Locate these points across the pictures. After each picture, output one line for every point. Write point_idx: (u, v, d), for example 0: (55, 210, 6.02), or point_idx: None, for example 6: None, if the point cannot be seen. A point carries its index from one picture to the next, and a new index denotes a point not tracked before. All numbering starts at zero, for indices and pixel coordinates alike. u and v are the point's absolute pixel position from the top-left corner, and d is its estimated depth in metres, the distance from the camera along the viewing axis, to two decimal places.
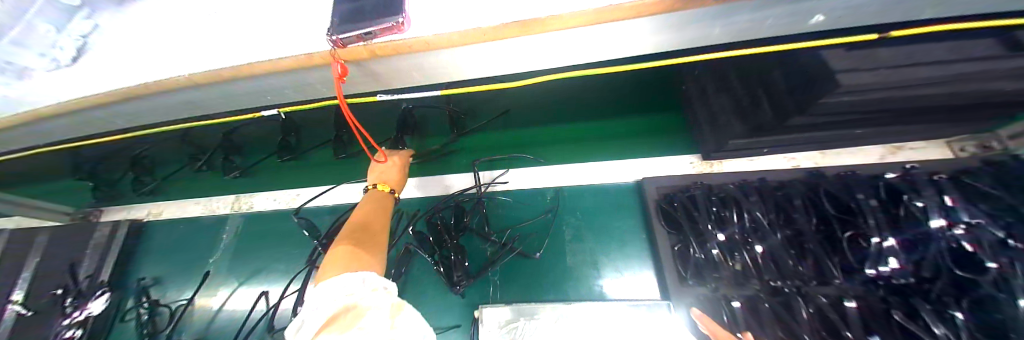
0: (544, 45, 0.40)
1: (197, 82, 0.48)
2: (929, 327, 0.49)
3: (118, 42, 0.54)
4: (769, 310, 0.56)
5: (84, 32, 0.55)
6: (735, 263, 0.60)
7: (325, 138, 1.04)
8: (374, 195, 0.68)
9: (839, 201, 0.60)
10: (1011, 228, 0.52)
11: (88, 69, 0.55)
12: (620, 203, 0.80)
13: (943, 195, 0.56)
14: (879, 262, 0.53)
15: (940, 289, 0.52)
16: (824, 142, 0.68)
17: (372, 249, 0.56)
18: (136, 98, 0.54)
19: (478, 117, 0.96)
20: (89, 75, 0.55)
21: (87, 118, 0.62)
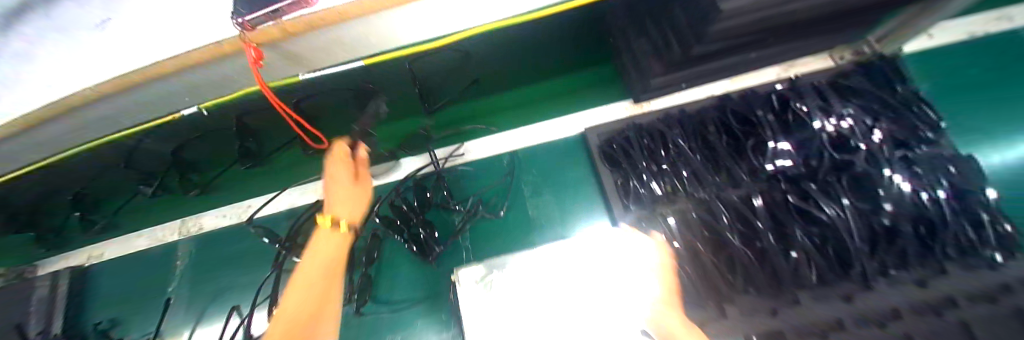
0: (450, 4, 0.43)
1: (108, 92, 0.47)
2: (818, 204, 0.59)
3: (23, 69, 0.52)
4: (697, 218, 0.66)
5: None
6: (667, 185, 0.70)
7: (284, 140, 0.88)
8: (330, 234, 0.50)
9: (744, 117, 0.69)
10: (880, 114, 0.65)
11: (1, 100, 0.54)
12: (568, 154, 0.86)
13: (823, 99, 0.67)
14: (774, 161, 0.64)
15: (824, 173, 0.61)
16: (729, 71, 0.77)
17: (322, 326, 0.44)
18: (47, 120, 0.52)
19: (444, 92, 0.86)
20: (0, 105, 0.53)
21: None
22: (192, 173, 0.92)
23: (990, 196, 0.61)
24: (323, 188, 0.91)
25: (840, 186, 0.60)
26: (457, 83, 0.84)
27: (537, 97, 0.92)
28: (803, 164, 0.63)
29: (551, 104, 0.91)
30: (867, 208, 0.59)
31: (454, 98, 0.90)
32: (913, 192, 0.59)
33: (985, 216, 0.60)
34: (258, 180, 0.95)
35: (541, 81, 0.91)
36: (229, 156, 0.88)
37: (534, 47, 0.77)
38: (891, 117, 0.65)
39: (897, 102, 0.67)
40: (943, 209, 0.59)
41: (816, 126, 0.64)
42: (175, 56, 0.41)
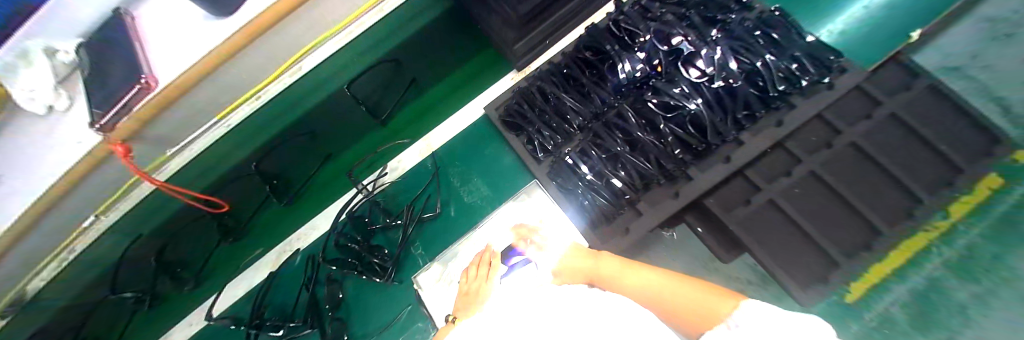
0: (286, 32, 0.53)
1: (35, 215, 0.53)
2: (668, 96, 0.70)
3: None
4: (592, 147, 0.75)
5: None
6: (562, 129, 0.80)
7: (256, 204, 0.90)
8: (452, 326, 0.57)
9: (596, 49, 0.80)
10: (693, 4, 0.77)
11: None
12: (478, 138, 0.93)
13: (646, 12, 0.78)
14: (625, 74, 0.73)
15: (667, 70, 0.72)
16: (575, 18, 0.88)
17: None
18: None
19: (388, 101, 0.92)
20: None
21: None
22: (182, 268, 0.87)
23: (806, 39, 0.72)
24: (273, 258, 0.94)
25: (684, 79, 0.70)
26: (398, 90, 0.93)
27: (436, 99, 0.96)
28: (649, 69, 0.73)
29: (451, 98, 0.96)
30: (715, 72, 0.69)
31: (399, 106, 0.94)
32: (744, 60, 0.70)
33: (800, 54, 0.71)
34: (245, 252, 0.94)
35: (443, 79, 0.95)
36: (212, 236, 0.88)
37: (436, 34, 0.89)
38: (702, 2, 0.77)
39: None
40: (769, 63, 0.70)
41: (646, 40, 0.74)
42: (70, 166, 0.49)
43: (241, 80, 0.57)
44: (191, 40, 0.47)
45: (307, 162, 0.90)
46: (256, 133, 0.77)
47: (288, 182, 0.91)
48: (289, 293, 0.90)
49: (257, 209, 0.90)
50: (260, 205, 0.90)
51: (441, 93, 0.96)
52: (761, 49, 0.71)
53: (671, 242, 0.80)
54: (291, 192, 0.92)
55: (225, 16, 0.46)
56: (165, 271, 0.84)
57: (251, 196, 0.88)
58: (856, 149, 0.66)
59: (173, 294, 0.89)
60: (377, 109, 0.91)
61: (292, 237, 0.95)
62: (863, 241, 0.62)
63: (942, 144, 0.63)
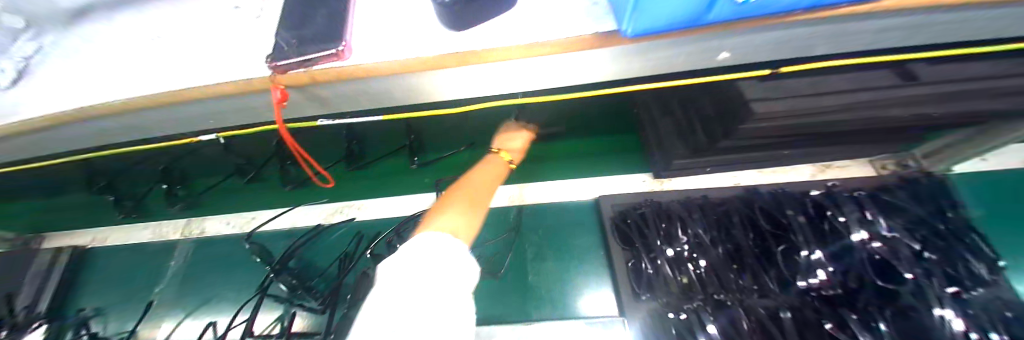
0: (509, 70, 0.41)
1: (149, 104, 0.47)
2: (857, 336, 0.53)
3: (66, 73, 0.50)
4: (716, 323, 0.58)
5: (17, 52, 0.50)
6: (683, 277, 0.63)
7: (396, 146, 0.95)
8: (498, 163, 0.64)
9: (773, 217, 0.65)
10: (926, 240, 0.60)
11: (32, 92, 0.50)
12: (579, 221, 0.82)
13: (864, 211, 0.62)
14: (804, 268, 0.59)
15: (865, 298, 0.56)
16: (761, 161, 0.73)
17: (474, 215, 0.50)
18: (78, 122, 0.51)
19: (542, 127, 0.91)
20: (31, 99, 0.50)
21: (22, 142, 0.57)
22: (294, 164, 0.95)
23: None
24: (328, 212, 0.91)
25: (881, 321, 0.54)
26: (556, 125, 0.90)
27: (560, 154, 0.91)
28: (839, 283, 0.57)
29: (570, 162, 0.89)
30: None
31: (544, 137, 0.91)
32: (964, 334, 0.51)
33: None
34: (337, 189, 0.94)
35: (578, 139, 0.91)
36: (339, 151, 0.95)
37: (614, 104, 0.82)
38: (938, 245, 0.59)
39: (942, 230, 0.61)
40: None
41: (855, 240, 0.59)
42: (206, 85, 0.43)
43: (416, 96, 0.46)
44: (409, 34, 0.38)
45: (448, 132, 0.93)
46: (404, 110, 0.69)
47: (423, 148, 0.94)
48: (323, 256, 0.85)
49: (391, 153, 0.94)
50: (389, 152, 0.95)
51: (571, 150, 0.91)
52: (988, 325, 0.52)
53: None
54: (426, 158, 0.93)
55: (453, 30, 0.38)
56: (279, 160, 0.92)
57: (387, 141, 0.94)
58: None
59: (275, 182, 0.97)
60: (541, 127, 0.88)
61: (354, 203, 0.91)
62: None
63: None
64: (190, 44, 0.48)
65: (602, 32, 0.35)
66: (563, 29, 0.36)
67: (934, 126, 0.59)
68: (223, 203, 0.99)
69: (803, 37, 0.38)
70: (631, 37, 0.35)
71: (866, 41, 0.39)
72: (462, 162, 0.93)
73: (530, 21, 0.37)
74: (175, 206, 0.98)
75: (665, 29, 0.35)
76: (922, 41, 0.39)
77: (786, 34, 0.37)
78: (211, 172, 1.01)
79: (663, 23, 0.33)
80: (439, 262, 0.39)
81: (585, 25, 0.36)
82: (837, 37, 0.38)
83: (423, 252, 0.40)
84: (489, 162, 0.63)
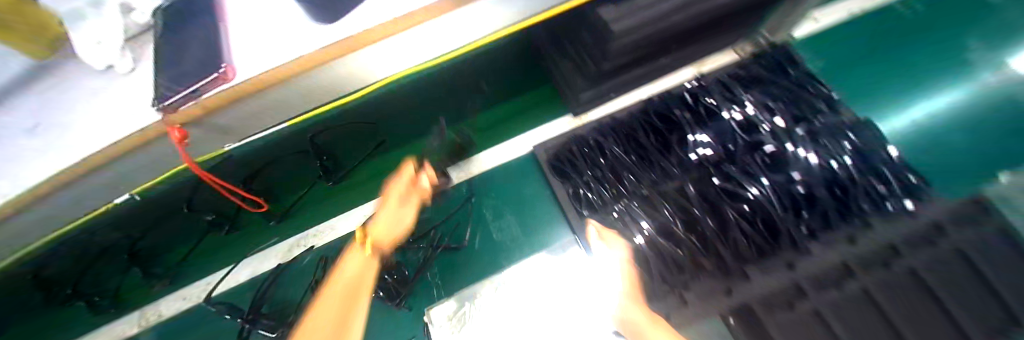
0: (399, 46, 0.46)
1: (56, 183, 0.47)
2: (738, 183, 0.68)
3: None
4: (642, 211, 0.71)
5: None
6: (612, 187, 0.76)
7: (367, 150, 0.91)
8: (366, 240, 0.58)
9: (665, 116, 0.77)
10: (780, 95, 0.75)
11: None
12: (523, 174, 0.89)
13: (728, 91, 0.76)
14: (694, 149, 0.73)
15: (741, 153, 0.70)
16: (650, 75, 0.83)
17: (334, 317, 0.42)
18: None
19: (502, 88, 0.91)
20: None
21: None
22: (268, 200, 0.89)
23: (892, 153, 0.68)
24: (285, 250, 0.90)
25: (758, 168, 0.69)
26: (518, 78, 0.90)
27: (494, 122, 0.94)
28: (721, 149, 0.71)
29: (507, 124, 0.94)
30: (792, 170, 0.67)
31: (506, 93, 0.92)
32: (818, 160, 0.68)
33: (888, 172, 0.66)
34: (302, 216, 0.92)
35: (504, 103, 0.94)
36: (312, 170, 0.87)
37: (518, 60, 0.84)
38: (788, 96, 0.74)
39: (791, 85, 0.76)
40: (850, 173, 0.67)
41: (726, 116, 0.74)
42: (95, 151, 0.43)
43: (319, 93, 0.49)
44: (287, 40, 0.42)
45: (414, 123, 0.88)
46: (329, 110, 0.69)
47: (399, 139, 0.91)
48: (293, 291, 0.85)
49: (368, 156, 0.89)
50: (365, 157, 0.91)
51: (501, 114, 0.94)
52: (842, 152, 0.68)
53: None
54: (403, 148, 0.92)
55: (324, 23, 0.41)
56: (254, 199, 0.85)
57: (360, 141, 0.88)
58: (867, 296, 0.55)
59: (257, 220, 0.91)
60: (497, 89, 0.91)
61: (309, 232, 0.91)
62: None
63: None
64: (69, 118, 0.47)
65: None
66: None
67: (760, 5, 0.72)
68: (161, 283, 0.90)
69: None
70: None
71: None
72: (422, 147, 0.93)
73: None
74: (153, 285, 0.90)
75: None
76: None
77: None
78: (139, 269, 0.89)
79: None
80: None
81: None
82: None
83: None
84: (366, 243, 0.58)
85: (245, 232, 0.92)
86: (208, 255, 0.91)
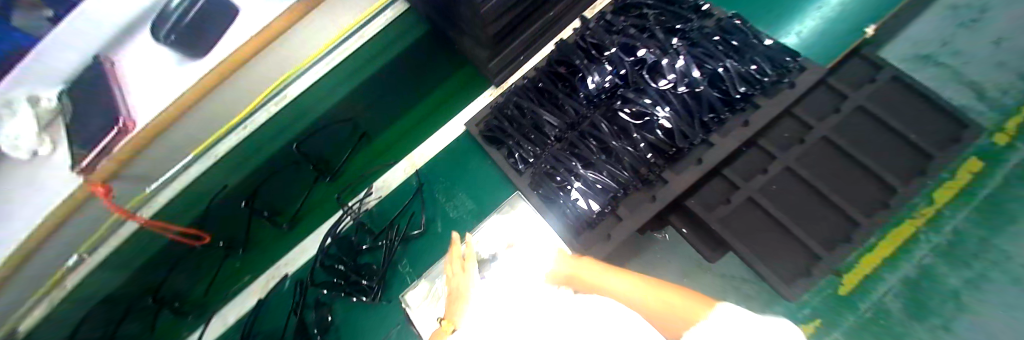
0: (273, 52, 0.51)
1: None
2: (638, 104, 0.74)
3: None
4: (566, 154, 0.79)
5: None
6: (539, 142, 0.83)
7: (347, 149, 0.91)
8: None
9: (566, 63, 0.83)
10: (658, 15, 0.81)
11: None
12: (462, 154, 0.95)
13: (609, 25, 0.83)
14: (599, 86, 0.78)
15: (635, 77, 0.76)
16: (547, 32, 0.91)
17: None
18: None
19: (435, 75, 0.94)
20: None
21: None
22: (277, 215, 0.91)
23: (766, 43, 0.76)
24: (260, 287, 0.93)
25: (652, 88, 0.74)
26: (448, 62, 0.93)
27: (430, 110, 0.97)
28: (618, 78, 0.78)
29: (439, 112, 0.98)
30: (677, 79, 0.73)
31: (441, 77, 0.95)
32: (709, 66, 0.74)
33: (759, 57, 0.75)
34: (284, 241, 0.95)
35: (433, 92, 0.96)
36: (303, 180, 0.90)
37: (432, 57, 0.89)
38: (669, 11, 0.81)
39: (665, 4, 0.83)
40: (731, 66, 0.74)
41: (612, 50, 0.79)
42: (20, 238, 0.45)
43: (225, 106, 0.54)
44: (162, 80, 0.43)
45: (369, 122, 0.91)
46: (268, 143, 0.73)
47: (372, 137, 0.94)
48: (278, 321, 0.91)
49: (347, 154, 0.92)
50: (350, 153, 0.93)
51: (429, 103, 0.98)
52: (719, 57, 0.74)
53: (664, 242, 0.89)
54: (374, 142, 0.95)
55: (188, 58, 0.42)
56: (261, 217, 0.88)
57: (339, 148, 0.90)
58: (793, 174, 0.75)
59: (266, 234, 0.92)
60: (425, 81, 0.93)
61: (283, 260, 0.95)
62: (844, 234, 0.69)
63: (913, 133, 0.73)
64: None
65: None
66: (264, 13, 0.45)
67: None
68: None
69: None
70: None
71: None
72: (371, 149, 0.95)
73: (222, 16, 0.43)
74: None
75: None
76: None
77: None
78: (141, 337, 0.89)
79: None
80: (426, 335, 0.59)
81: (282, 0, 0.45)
82: None
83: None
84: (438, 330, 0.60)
85: (252, 265, 0.94)
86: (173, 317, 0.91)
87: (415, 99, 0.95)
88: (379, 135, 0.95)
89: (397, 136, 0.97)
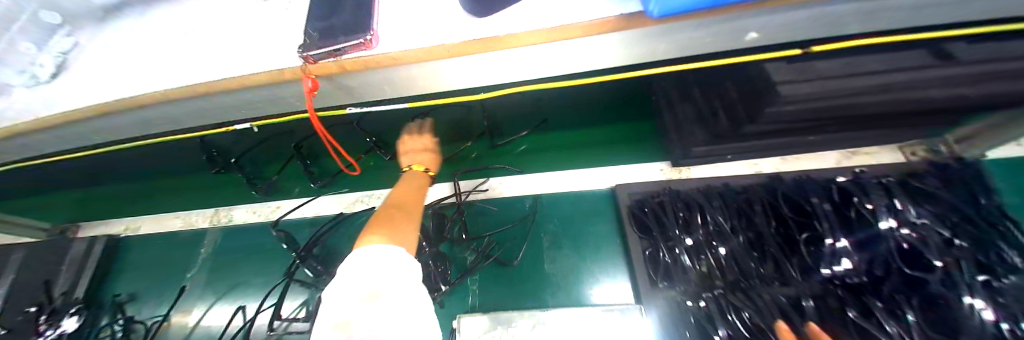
0: (508, 60, 0.43)
1: (173, 99, 0.49)
2: (880, 323, 0.53)
3: (99, 67, 0.54)
4: (727, 300, 0.60)
5: (66, 50, 0.55)
6: (701, 266, 0.64)
7: (525, 127, 0.96)
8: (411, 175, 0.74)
9: (797, 204, 0.65)
10: (958, 227, 0.59)
11: (67, 87, 0.55)
12: (596, 209, 0.82)
13: (891, 198, 0.61)
14: (831, 267, 0.58)
15: (892, 286, 0.56)
16: (782, 148, 0.73)
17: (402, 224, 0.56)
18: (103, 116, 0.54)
19: (623, 111, 0.92)
20: (68, 93, 0.55)
21: (45, 138, 0.63)
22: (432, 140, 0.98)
23: None
24: (348, 202, 0.94)
25: (913, 318, 0.53)
26: (638, 107, 0.91)
27: (599, 140, 0.91)
28: (865, 271, 0.58)
29: (597, 150, 0.90)
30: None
31: (632, 116, 0.91)
32: (992, 323, 0.51)
33: None
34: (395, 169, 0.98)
35: (618, 124, 0.92)
36: (475, 128, 0.97)
37: (630, 96, 0.89)
38: (970, 232, 0.59)
39: (976, 217, 0.60)
40: None
41: (882, 227, 0.59)
42: (236, 77, 0.45)
43: (443, 72, 0.46)
44: (435, 26, 0.41)
45: (550, 113, 0.94)
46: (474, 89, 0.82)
47: (546, 127, 0.95)
48: (344, 244, 0.88)
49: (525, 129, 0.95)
50: (528, 130, 0.96)
51: (587, 138, 0.92)
52: None
53: None
54: (545, 132, 0.95)
55: (479, 16, 0.39)
56: (423, 134, 0.98)
57: (517, 119, 0.96)
58: None
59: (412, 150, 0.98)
60: (623, 110, 0.92)
61: (372, 193, 0.94)
62: None
63: None
64: (194, 48, 0.50)
65: (626, 15, 0.36)
66: (582, 13, 0.37)
67: (975, 108, 0.56)
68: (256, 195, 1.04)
69: (825, 17, 0.37)
70: (657, 18, 0.35)
71: (897, 17, 0.37)
72: (530, 139, 0.95)
73: (547, 9, 0.38)
74: (258, 192, 1.03)
75: (690, 9, 0.34)
76: (946, 16, 0.38)
77: (816, 11, 0.35)
78: (278, 159, 1.08)
79: (691, 1, 0.33)
80: (382, 270, 0.45)
81: (608, 9, 0.37)
82: (870, 13, 0.36)
83: (363, 265, 0.45)
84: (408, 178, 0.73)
85: (373, 173, 0.98)
86: (297, 167, 1.05)
87: (592, 121, 0.93)
88: (550, 134, 0.94)
89: (551, 151, 0.92)
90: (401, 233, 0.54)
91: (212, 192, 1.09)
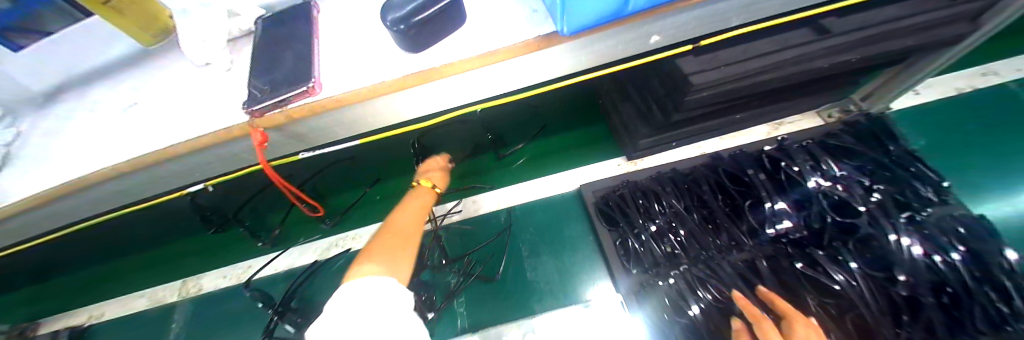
0: (458, 85, 0.47)
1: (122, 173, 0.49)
2: (827, 271, 0.60)
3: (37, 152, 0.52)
4: (697, 276, 0.65)
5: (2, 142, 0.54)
6: (666, 247, 0.68)
7: (531, 131, 0.95)
8: (420, 191, 0.74)
9: (738, 178, 0.70)
10: (874, 174, 0.67)
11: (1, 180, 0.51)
12: (566, 212, 0.85)
13: (814, 158, 0.69)
14: (775, 225, 0.64)
15: (830, 236, 0.63)
16: (720, 129, 0.80)
17: (401, 258, 0.54)
18: (46, 202, 0.52)
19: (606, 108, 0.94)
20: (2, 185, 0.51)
21: None
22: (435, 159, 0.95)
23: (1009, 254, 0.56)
24: (322, 248, 0.93)
25: (851, 259, 0.60)
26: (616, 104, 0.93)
27: (574, 144, 0.93)
28: (803, 227, 0.64)
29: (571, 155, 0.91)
30: (909, 277, 0.56)
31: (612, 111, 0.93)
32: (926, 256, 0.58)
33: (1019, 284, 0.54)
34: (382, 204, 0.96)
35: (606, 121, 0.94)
36: (478, 141, 0.96)
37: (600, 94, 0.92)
38: (885, 177, 0.67)
39: (887, 163, 0.68)
40: (968, 283, 0.55)
41: (811, 185, 0.65)
42: (186, 141, 0.46)
43: (399, 109, 0.50)
44: (376, 66, 0.44)
45: (534, 120, 0.95)
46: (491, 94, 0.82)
47: (547, 132, 0.94)
48: (323, 291, 0.87)
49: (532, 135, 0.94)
50: (528, 140, 0.95)
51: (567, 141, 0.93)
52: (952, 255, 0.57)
53: None
54: (546, 139, 0.94)
55: (411, 52, 0.43)
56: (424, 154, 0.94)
57: (526, 128, 0.95)
58: None
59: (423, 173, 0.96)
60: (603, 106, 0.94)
61: (347, 235, 0.94)
62: None
63: None
64: (139, 121, 0.50)
65: (542, 35, 0.41)
66: (509, 37, 0.41)
67: (863, 70, 0.65)
68: (224, 257, 1.00)
69: (708, 15, 0.43)
70: (570, 34, 0.40)
71: (767, 8, 0.44)
72: (533, 146, 0.94)
73: (477, 36, 0.42)
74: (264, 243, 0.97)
75: (596, 23, 0.39)
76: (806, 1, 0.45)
77: (700, 12, 0.42)
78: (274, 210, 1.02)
79: (593, 18, 0.38)
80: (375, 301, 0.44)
81: (529, 31, 0.41)
82: (744, 7, 0.43)
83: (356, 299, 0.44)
84: (413, 195, 0.72)
85: (371, 207, 0.96)
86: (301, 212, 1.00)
87: (578, 123, 0.95)
88: (549, 136, 0.94)
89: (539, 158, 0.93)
90: (398, 263, 0.53)
91: (174, 263, 1.03)
